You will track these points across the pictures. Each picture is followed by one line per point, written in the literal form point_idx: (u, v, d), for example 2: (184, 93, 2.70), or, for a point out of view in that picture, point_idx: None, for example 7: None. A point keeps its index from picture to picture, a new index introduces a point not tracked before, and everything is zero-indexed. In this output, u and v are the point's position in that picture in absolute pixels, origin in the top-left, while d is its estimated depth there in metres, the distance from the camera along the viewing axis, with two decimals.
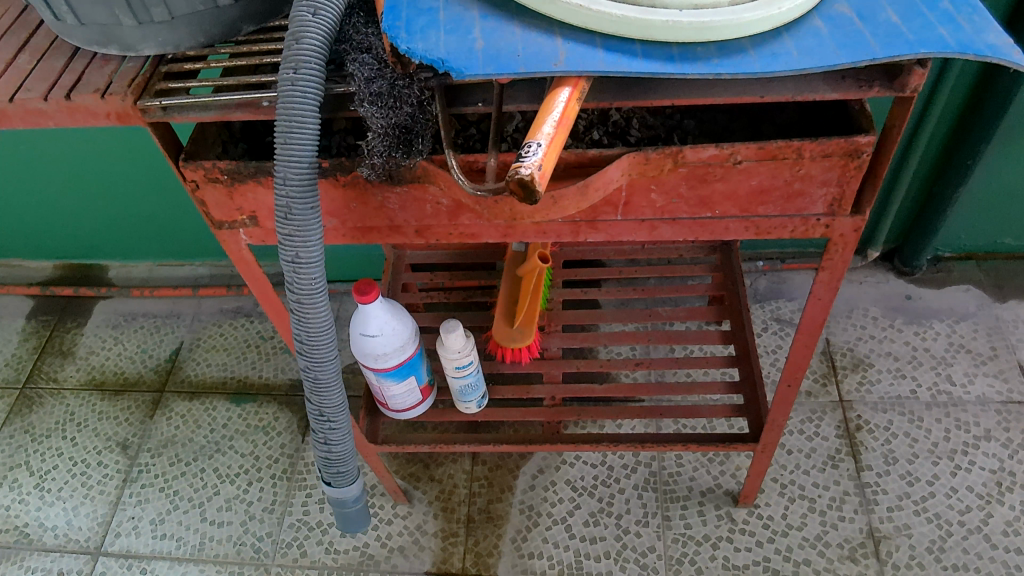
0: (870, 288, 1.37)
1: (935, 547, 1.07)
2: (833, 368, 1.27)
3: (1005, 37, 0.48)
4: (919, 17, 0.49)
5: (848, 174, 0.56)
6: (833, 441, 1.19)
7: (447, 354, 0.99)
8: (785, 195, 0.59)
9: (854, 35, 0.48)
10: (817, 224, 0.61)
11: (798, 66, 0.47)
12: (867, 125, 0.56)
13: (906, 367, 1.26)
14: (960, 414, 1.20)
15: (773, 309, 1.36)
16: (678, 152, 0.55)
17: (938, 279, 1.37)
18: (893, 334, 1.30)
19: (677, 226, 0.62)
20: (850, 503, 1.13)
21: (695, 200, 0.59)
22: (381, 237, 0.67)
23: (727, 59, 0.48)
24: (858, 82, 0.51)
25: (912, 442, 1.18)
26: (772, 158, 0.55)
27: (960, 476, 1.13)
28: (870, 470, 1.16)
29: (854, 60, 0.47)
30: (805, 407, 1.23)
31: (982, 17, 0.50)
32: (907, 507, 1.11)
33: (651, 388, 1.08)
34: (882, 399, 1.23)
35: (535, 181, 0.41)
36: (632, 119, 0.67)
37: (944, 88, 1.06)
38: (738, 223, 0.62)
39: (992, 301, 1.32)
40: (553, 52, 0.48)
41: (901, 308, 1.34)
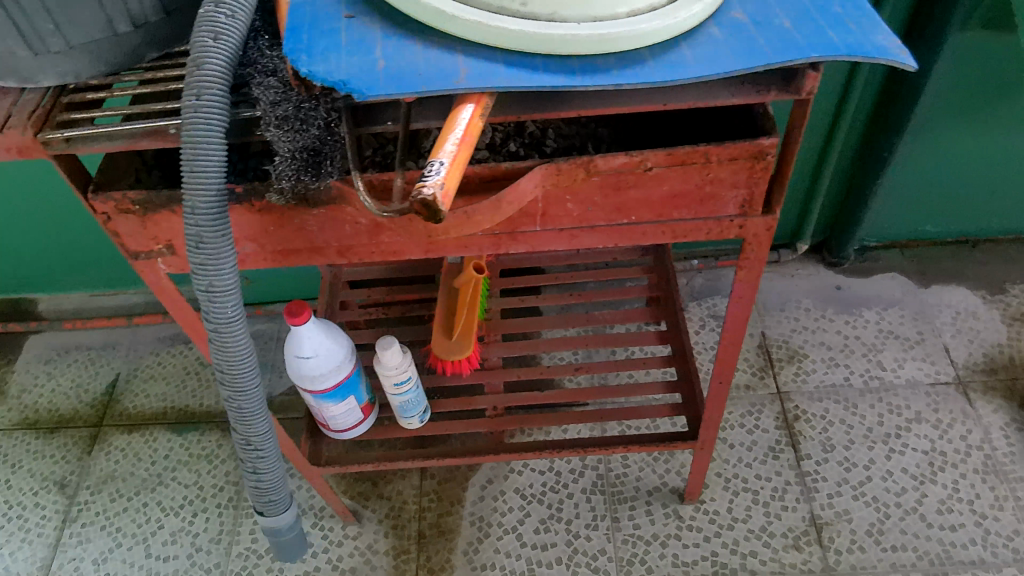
0: (801, 280, 1.40)
1: (874, 530, 1.10)
2: (770, 360, 1.30)
3: (892, 38, 0.50)
4: (811, 21, 0.51)
5: (756, 176, 0.58)
6: (772, 433, 1.22)
7: (385, 371, 0.98)
8: (697, 199, 0.60)
9: (748, 41, 0.50)
10: (730, 225, 0.62)
11: (695, 74, 0.47)
12: (769, 128, 0.56)
13: (839, 356, 1.29)
14: (892, 398, 1.23)
15: (709, 306, 1.39)
16: (589, 162, 0.56)
17: (865, 268, 1.41)
18: (825, 324, 1.34)
19: (596, 234, 0.63)
20: (792, 493, 1.15)
21: (611, 208, 0.60)
22: (303, 259, 0.66)
23: (627, 70, 0.48)
24: (756, 86, 0.52)
25: (848, 429, 1.21)
26: (681, 164, 0.56)
27: (895, 458, 1.17)
28: (809, 459, 1.18)
29: (749, 66, 0.48)
30: (744, 401, 1.26)
31: (871, 20, 0.51)
32: (846, 492, 1.14)
33: (592, 393, 1.09)
34: (817, 388, 1.26)
35: (438, 201, 0.41)
36: (548, 130, 0.67)
37: (862, 77, 1.09)
38: (654, 227, 0.62)
39: (917, 287, 1.37)
40: (454, 69, 0.48)
41: (832, 299, 1.37)
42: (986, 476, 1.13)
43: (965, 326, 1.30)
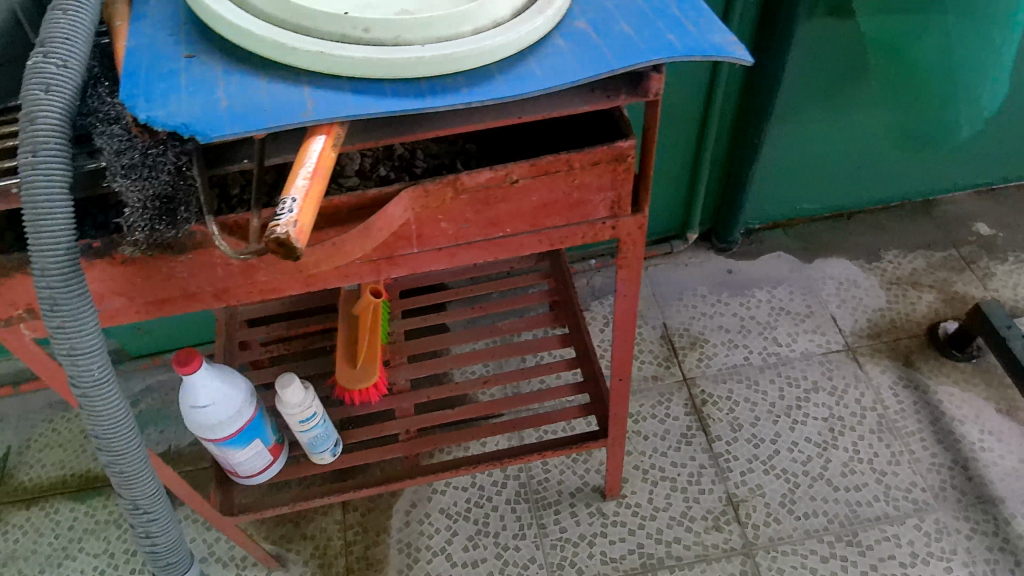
0: (694, 269, 1.45)
1: (787, 500, 1.14)
2: (673, 349, 1.34)
3: (728, 36, 0.53)
4: (650, 25, 0.53)
5: (620, 178, 0.59)
6: (683, 420, 1.25)
7: (288, 410, 0.95)
8: (567, 206, 0.61)
9: (591, 49, 0.51)
10: (603, 227, 0.63)
11: (543, 86, 0.48)
12: (627, 130, 0.58)
13: (737, 337, 1.34)
14: (790, 371, 1.29)
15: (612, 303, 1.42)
16: (455, 180, 0.56)
17: (753, 250, 1.46)
18: (721, 308, 1.38)
19: (475, 249, 0.63)
20: (707, 475, 1.18)
21: (485, 222, 0.61)
22: (178, 307, 0.64)
23: (476, 87, 0.48)
24: (606, 92, 0.53)
25: (753, 406, 1.25)
26: (545, 173, 0.57)
27: (799, 429, 1.21)
28: (720, 440, 1.22)
29: (594, 74, 0.49)
30: (654, 392, 1.29)
31: (706, 19, 0.54)
32: (757, 468, 1.18)
33: (503, 404, 1.09)
34: (720, 370, 1.30)
35: (292, 238, 0.40)
36: (416, 150, 0.67)
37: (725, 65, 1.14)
38: (531, 237, 0.63)
39: (801, 263, 1.43)
40: (301, 102, 0.47)
41: (725, 283, 1.42)
42: (882, 434, 1.19)
43: (848, 294, 1.37)
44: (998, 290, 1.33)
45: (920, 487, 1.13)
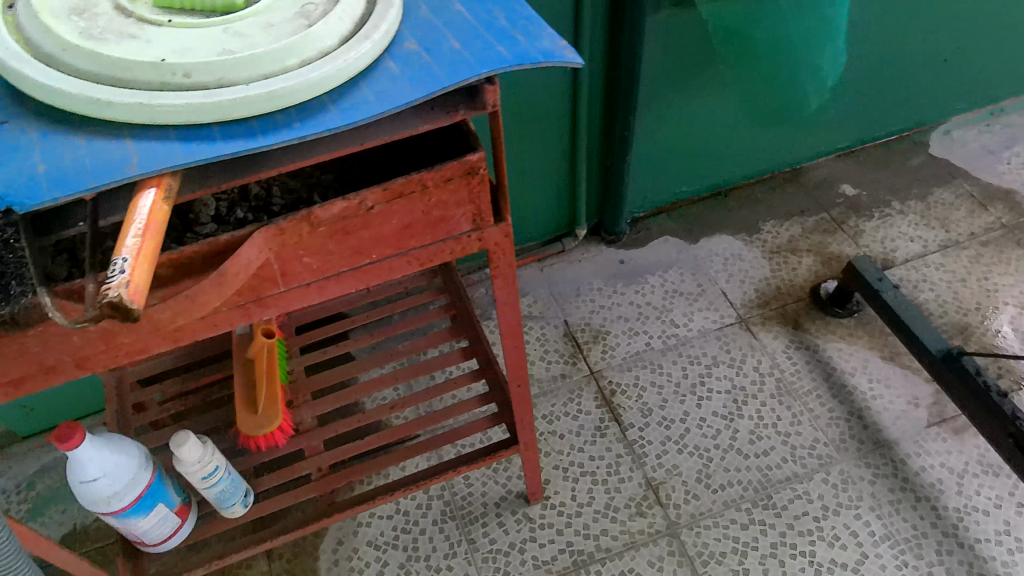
0: (588, 264, 1.48)
1: (702, 475, 1.17)
2: (577, 345, 1.36)
3: (556, 41, 0.54)
4: (478, 39, 0.53)
5: (476, 191, 0.59)
6: (595, 413, 1.27)
7: (187, 469, 0.91)
8: (429, 224, 0.61)
9: (422, 69, 0.51)
10: (470, 240, 0.64)
11: (375, 112, 0.48)
12: (474, 143, 0.58)
13: (636, 324, 1.37)
14: (689, 350, 1.32)
15: None
16: (308, 215, 0.55)
17: (641, 238, 1.50)
18: (618, 298, 1.41)
19: (344, 279, 0.62)
20: (625, 464, 1.20)
21: (349, 251, 0.60)
22: (38, 384, 0.60)
23: (308, 121, 0.48)
24: (445, 109, 0.53)
25: (660, 390, 1.28)
26: (400, 196, 0.57)
27: (705, 404, 1.25)
28: (633, 428, 1.24)
29: (426, 93, 0.49)
30: (564, 390, 1.30)
31: (534, 27, 0.55)
32: (671, 449, 1.21)
33: (412, 426, 1.08)
34: (625, 359, 1.33)
35: (126, 300, 0.39)
36: (272, 188, 0.66)
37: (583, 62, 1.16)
38: (399, 260, 0.63)
39: (687, 244, 1.48)
40: (125, 156, 0.45)
41: (619, 273, 1.45)
42: (782, 398, 1.24)
43: (735, 269, 1.43)
44: (869, 246, 1.41)
45: (823, 443, 1.19)
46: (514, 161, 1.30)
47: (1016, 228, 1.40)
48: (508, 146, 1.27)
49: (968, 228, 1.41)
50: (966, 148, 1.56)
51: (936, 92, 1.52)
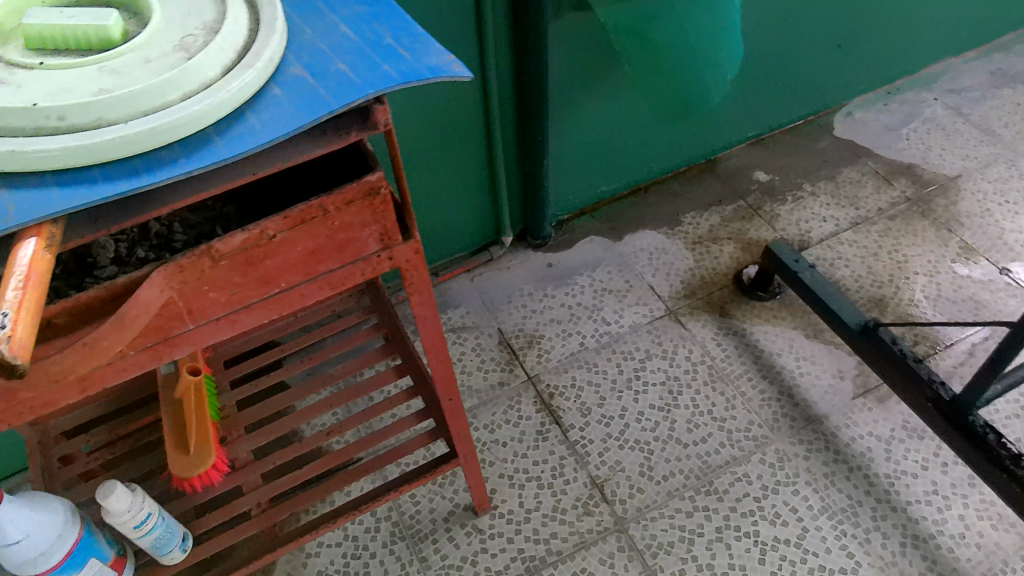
0: (516, 270, 1.48)
1: (645, 468, 1.19)
2: (513, 352, 1.36)
3: (444, 56, 0.54)
4: (365, 59, 0.53)
5: (380, 210, 0.59)
6: (536, 418, 1.27)
7: (118, 519, 0.87)
8: (336, 248, 0.60)
9: (308, 94, 0.50)
10: (380, 260, 0.64)
11: (263, 141, 0.47)
12: (372, 163, 0.58)
13: (569, 325, 1.38)
14: (622, 346, 1.34)
15: (447, 320, 1.42)
16: (208, 250, 0.54)
17: (567, 240, 1.52)
18: (549, 301, 1.42)
19: (256, 311, 0.61)
20: (569, 465, 1.21)
21: (257, 282, 0.59)
22: None
23: (194, 155, 0.47)
24: (338, 131, 0.52)
25: (597, 388, 1.29)
26: (302, 223, 0.56)
27: (642, 398, 1.27)
28: (574, 428, 1.25)
29: (313, 118, 0.48)
30: (503, 398, 1.30)
31: (421, 44, 0.55)
32: (612, 445, 1.22)
33: (350, 450, 1.06)
34: (561, 361, 1.34)
35: (12, 356, 0.37)
36: (173, 223, 0.65)
37: (491, 71, 1.17)
38: (310, 286, 0.62)
39: (612, 242, 1.50)
40: (2, 207, 0.44)
41: (548, 277, 1.46)
42: (714, 384, 1.27)
43: (660, 262, 1.45)
44: (785, 228, 1.46)
45: (757, 424, 1.22)
46: (433, 175, 1.30)
47: (920, 199, 1.47)
48: (424, 160, 1.26)
49: (875, 204, 1.47)
50: (868, 128, 1.62)
51: (835, 76, 1.58)
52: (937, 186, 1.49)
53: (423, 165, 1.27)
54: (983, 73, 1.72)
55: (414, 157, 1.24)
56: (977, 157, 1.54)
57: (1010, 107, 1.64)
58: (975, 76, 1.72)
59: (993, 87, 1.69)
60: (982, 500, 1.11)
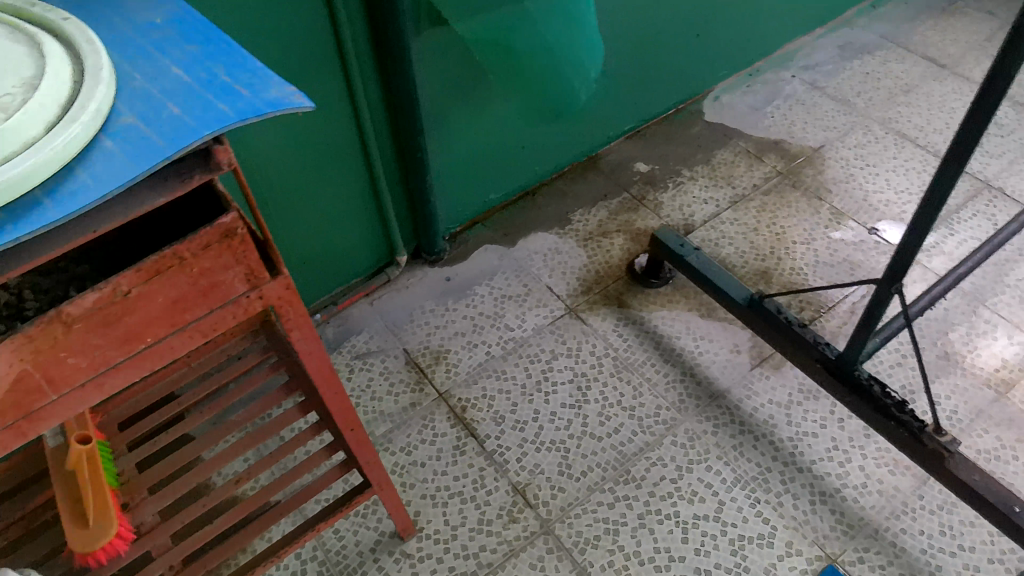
0: (415, 288, 1.47)
1: (563, 467, 1.20)
2: (421, 370, 1.34)
3: (283, 87, 0.53)
4: (199, 99, 0.52)
5: (240, 251, 0.58)
6: (451, 433, 1.26)
7: None
8: (200, 294, 0.58)
9: (142, 142, 0.49)
10: (251, 301, 0.62)
11: (96, 197, 0.46)
12: (226, 204, 0.57)
13: (473, 336, 1.38)
14: (528, 349, 1.35)
15: (351, 348, 1.39)
16: (59, 314, 0.51)
17: (462, 252, 1.52)
18: (451, 314, 1.42)
19: (124, 370, 0.59)
20: (489, 476, 1.20)
21: (120, 340, 0.56)
22: None
23: (22, 220, 0.44)
24: (180, 176, 0.50)
25: (508, 395, 1.30)
26: (158, 273, 0.54)
27: (552, 398, 1.28)
28: (490, 438, 1.25)
29: (149, 167, 0.47)
30: (416, 419, 1.28)
31: (259, 78, 0.54)
32: (530, 449, 1.23)
33: (261, 496, 1.02)
34: (470, 372, 1.33)
35: None
36: (23, 290, 0.59)
37: (359, 92, 1.16)
38: (180, 336, 0.60)
39: (506, 248, 1.51)
40: None
41: (447, 290, 1.46)
42: (621, 374, 1.30)
43: (555, 262, 1.47)
44: (670, 214, 1.50)
45: (665, 407, 1.25)
46: (315, 204, 1.27)
47: (790, 172, 1.54)
48: (304, 189, 1.23)
49: (750, 181, 1.54)
50: (735, 110, 1.70)
51: (697, 65, 1.65)
52: (804, 158, 1.57)
53: (304, 195, 1.24)
54: (833, 48, 1.83)
55: (294, 187, 1.21)
56: (836, 127, 1.63)
57: (860, 77, 1.74)
58: (826, 52, 1.82)
59: (843, 60, 1.79)
60: (878, 448, 1.18)
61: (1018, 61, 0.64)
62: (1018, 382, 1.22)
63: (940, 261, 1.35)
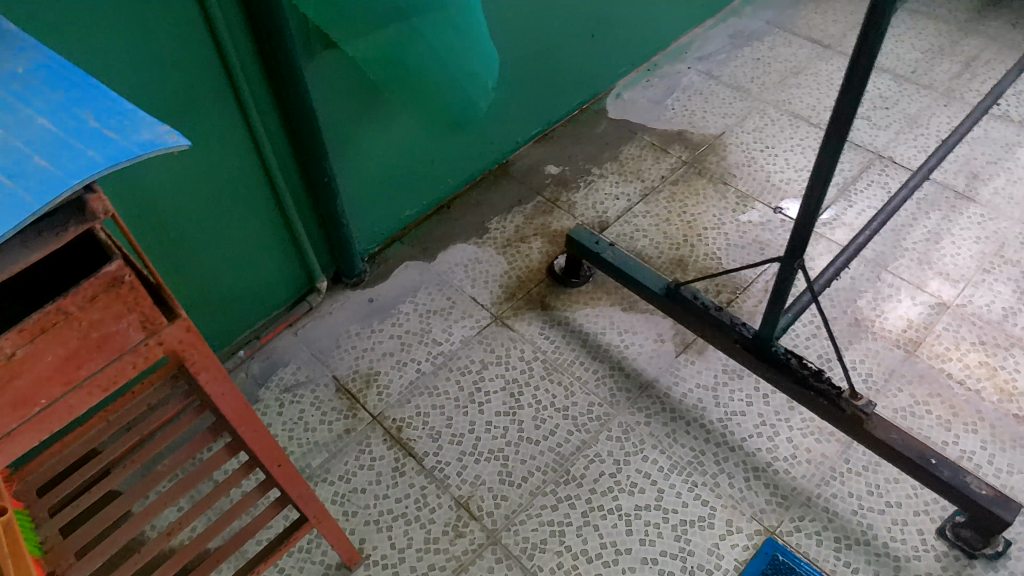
0: (339, 313, 1.44)
1: (504, 474, 1.20)
2: (352, 396, 1.31)
3: (156, 128, 0.52)
4: (66, 148, 0.50)
5: (131, 299, 0.56)
6: (389, 455, 1.23)
7: None
8: (94, 348, 0.56)
9: (6, 198, 0.47)
10: (149, 348, 0.60)
11: None
12: (110, 252, 0.55)
13: (402, 354, 1.37)
14: (457, 361, 1.35)
15: (278, 382, 1.34)
16: None
17: (382, 272, 1.50)
18: (378, 335, 1.40)
19: (21, 436, 0.56)
20: (431, 493, 1.18)
21: (12, 405, 0.54)
22: None
23: None
24: (54, 228, 0.48)
25: (442, 410, 1.28)
26: (44, 331, 0.52)
27: (486, 408, 1.28)
28: (429, 456, 1.23)
29: (16, 224, 0.45)
30: (352, 445, 1.25)
31: (130, 120, 0.52)
32: (469, 461, 1.22)
33: (197, 545, 0.97)
34: (403, 392, 1.31)
35: None
36: None
37: (255, 120, 1.13)
38: (78, 393, 0.58)
39: (427, 263, 1.50)
40: None
41: (371, 312, 1.44)
42: (551, 376, 1.31)
43: (476, 272, 1.47)
44: (584, 213, 1.52)
45: (597, 403, 1.27)
46: (225, 239, 1.23)
47: (695, 161, 1.59)
48: (211, 224, 1.19)
49: (658, 173, 1.57)
50: (637, 105, 1.73)
51: (596, 64, 1.68)
52: (707, 146, 1.61)
53: (211, 231, 1.20)
54: (724, 37, 1.89)
55: (200, 224, 1.17)
56: (733, 113, 1.68)
57: (752, 64, 1.80)
58: (718, 42, 1.88)
59: (734, 49, 1.85)
60: (802, 419, 1.22)
61: (878, 38, 0.68)
62: (924, 340, 1.28)
63: (842, 232, 1.41)
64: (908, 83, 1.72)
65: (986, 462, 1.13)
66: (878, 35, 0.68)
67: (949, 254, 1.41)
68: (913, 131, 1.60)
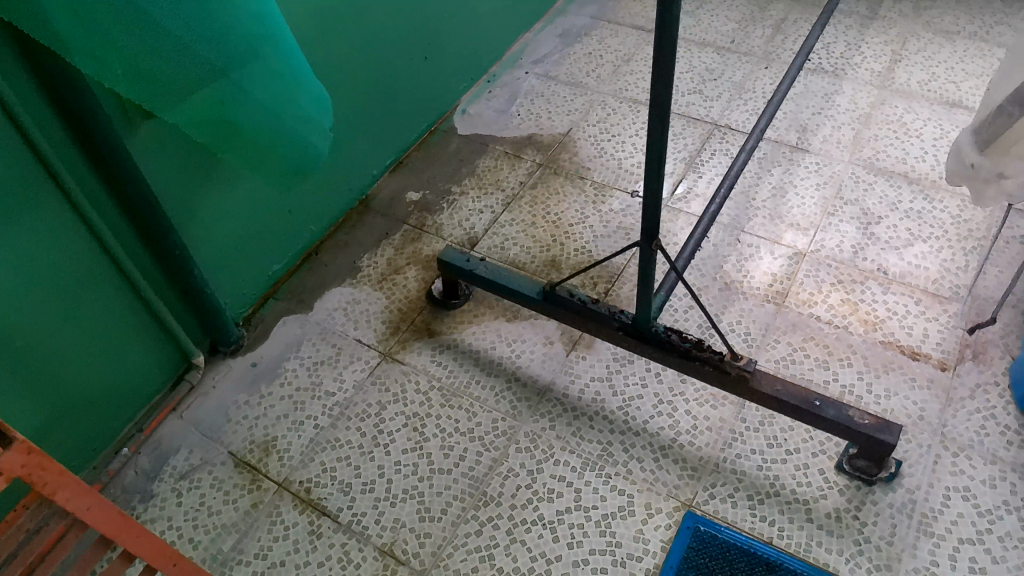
0: (222, 385, 1.37)
1: (422, 510, 1.17)
2: (252, 468, 1.25)
3: None
4: None
5: None
6: (302, 521, 1.18)
7: None
8: None
9: None
10: None
11: None
12: None
13: (296, 413, 1.32)
14: (355, 407, 1.31)
15: (172, 471, 1.26)
16: None
17: (260, 333, 1.44)
18: (268, 399, 1.34)
19: None
20: (352, 549, 1.15)
21: None
22: None
23: None
24: None
25: (348, 461, 1.24)
26: None
27: (392, 449, 1.25)
28: (343, 511, 1.19)
29: None
30: (262, 519, 1.19)
31: None
32: (385, 505, 1.19)
33: None
34: (304, 452, 1.27)
35: None
36: None
37: (86, 205, 1.06)
38: None
39: (305, 315, 1.46)
40: None
41: (256, 377, 1.38)
42: (450, 403, 1.30)
43: (356, 314, 1.44)
44: (452, 233, 1.52)
45: (501, 418, 1.26)
46: (81, 336, 1.15)
47: (549, 162, 1.62)
48: (61, 325, 1.11)
49: (516, 180, 1.59)
50: (484, 117, 1.75)
51: (435, 85, 1.68)
52: (557, 145, 1.65)
53: (64, 332, 1.11)
54: (554, 38, 1.93)
55: (47, 327, 1.09)
56: (576, 109, 1.72)
57: (585, 58, 1.85)
58: (550, 43, 1.92)
59: (566, 47, 1.90)
60: (696, 389, 1.26)
61: (671, 44, 0.74)
62: (790, 290, 1.35)
63: (697, 204, 1.47)
64: (730, 53, 1.81)
65: (865, 392, 1.21)
66: (671, 48, 0.75)
67: (796, 205, 1.49)
68: (742, 98, 1.69)
